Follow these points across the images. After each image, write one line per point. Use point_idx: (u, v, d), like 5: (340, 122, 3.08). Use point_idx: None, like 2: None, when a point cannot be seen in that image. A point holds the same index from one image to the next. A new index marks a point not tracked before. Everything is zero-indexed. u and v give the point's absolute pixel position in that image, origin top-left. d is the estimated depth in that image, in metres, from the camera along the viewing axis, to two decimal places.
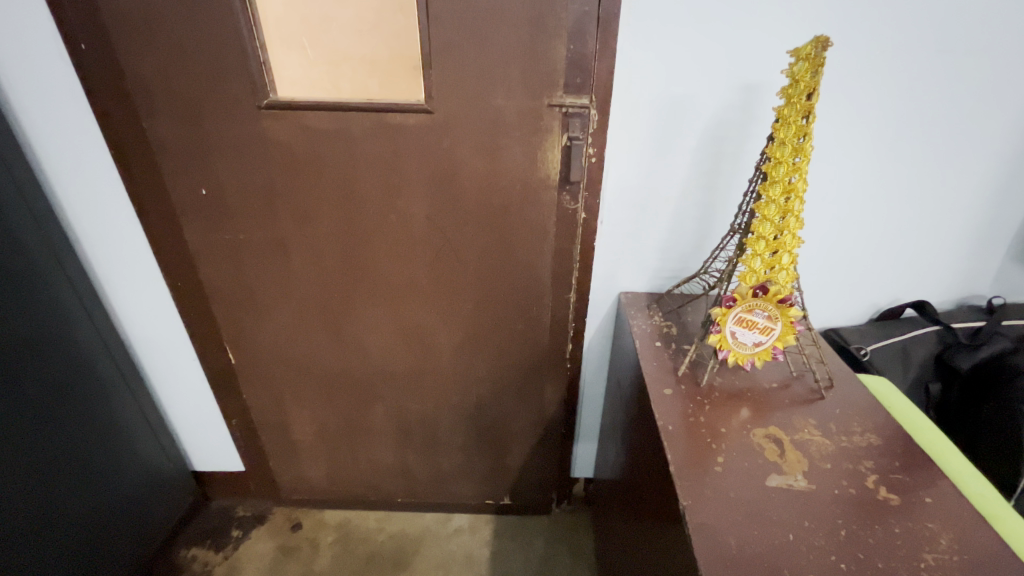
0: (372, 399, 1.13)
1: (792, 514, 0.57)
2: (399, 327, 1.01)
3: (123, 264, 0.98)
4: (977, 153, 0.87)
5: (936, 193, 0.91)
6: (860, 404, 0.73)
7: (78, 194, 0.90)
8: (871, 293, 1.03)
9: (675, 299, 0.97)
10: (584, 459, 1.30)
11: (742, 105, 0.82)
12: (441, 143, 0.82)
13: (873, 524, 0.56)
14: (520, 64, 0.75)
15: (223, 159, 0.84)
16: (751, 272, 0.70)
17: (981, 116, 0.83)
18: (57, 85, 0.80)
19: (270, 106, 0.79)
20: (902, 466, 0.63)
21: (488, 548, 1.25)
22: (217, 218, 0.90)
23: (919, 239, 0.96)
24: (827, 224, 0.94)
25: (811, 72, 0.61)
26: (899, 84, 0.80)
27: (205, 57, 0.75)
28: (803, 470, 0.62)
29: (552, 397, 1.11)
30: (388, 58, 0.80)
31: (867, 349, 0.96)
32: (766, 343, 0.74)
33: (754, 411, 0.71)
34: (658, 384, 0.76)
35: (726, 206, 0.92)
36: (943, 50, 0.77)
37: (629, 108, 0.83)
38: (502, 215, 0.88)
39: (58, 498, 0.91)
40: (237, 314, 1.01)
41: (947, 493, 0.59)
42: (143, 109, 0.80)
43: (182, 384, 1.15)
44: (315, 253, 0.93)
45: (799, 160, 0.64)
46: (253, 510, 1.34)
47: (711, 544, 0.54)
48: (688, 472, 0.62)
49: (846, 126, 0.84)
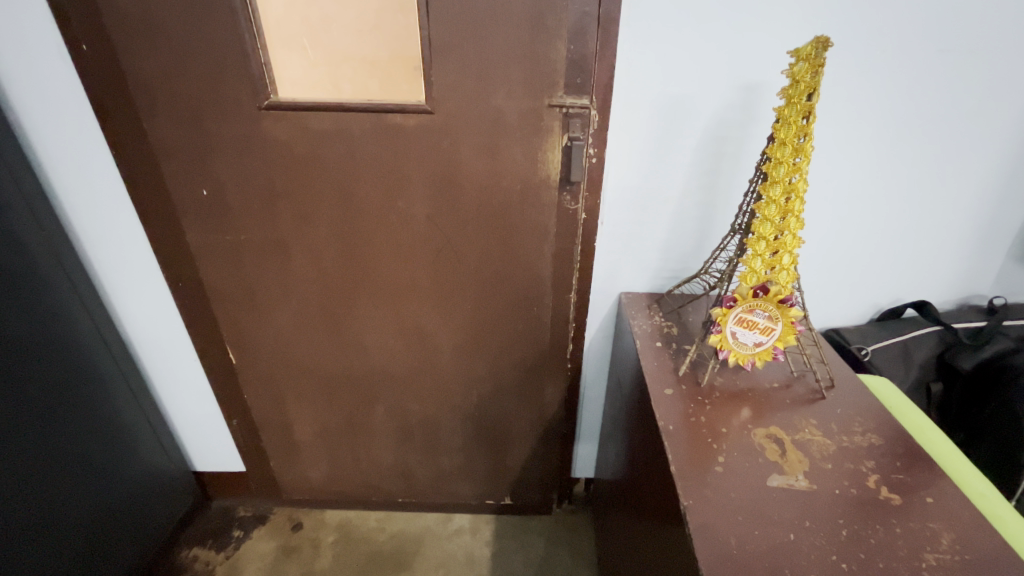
0: (373, 399, 1.13)
1: (793, 514, 0.57)
2: (399, 327, 1.02)
3: (124, 264, 0.98)
4: (977, 153, 0.87)
5: (936, 193, 0.91)
6: (861, 404, 0.73)
7: (79, 194, 0.90)
8: (872, 293, 1.02)
9: (676, 299, 0.97)
10: (584, 459, 1.30)
11: (742, 105, 0.82)
12: (441, 143, 0.82)
13: (874, 524, 0.56)
14: (520, 64, 0.75)
15: (223, 159, 0.84)
16: (751, 272, 0.70)
17: (981, 116, 0.83)
18: (58, 85, 0.80)
19: (271, 107, 0.79)
20: (903, 466, 0.63)
21: (489, 548, 1.25)
22: (218, 219, 0.90)
23: (919, 239, 0.96)
24: (828, 224, 0.94)
25: (811, 73, 0.61)
26: (899, 84, 0.80)
27: (206, 57, 0.75)
28: (804, 470, 0.62)
29: (553, 397, 1.11)
30: (389, 58, 0.81)
31: (868, 349, 0.96)
32: (767, 343, 0.74)
33: (755, 412, 0.71)
34: (658, 385, 0.76)
35: (726, 206, 0.92)
36: (944, 50, 0.77)
37: (629, 109, 0.83)
38: (502, 215, 0.88)
39: (59, 498, 0.91)
40: (238, 314, 1.01)
41: (949, 493, 0.59)
42: (144, 109, 0.80)
43: (183, 384, 1.15)
44: (315, 253, 0.93)
45: (799, 160, 0.64)
46: (253, 510, 1.34)
47: (712, 544, 0.54)
48: (688, 472, 0.62)
49: (846, 126, 0.84)
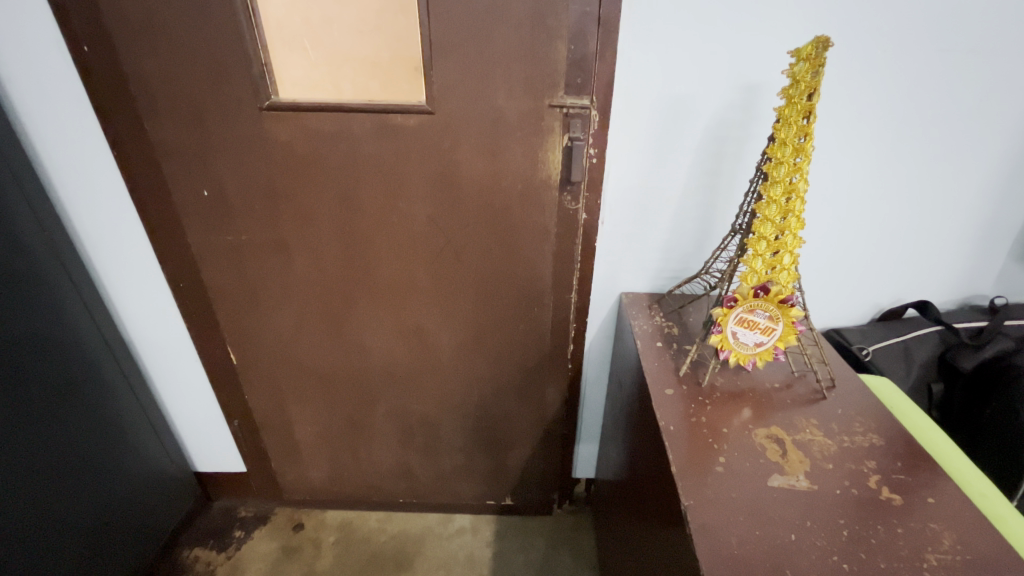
0: (374, 399, 1.13)
1: (794, 514, 0.57)
2: (400, 327, 1.02)
3: (125, 265, 0.98)
4: (978, 153, 0.87)
5: (937, 193, 0.91)
6: (863, 404, 0.73)
7: (80, 195, 0.90)
8: (872, 293, 1.02)
9: (676, 299, 0.97)
10: (585, 459, 1.30)
11: (742, 105, 0.82)
12: (441, 143, 0.82)
13: (875, 525, 0.55)
14: (520, 64, 0.75)
15: (224, 160, 0.84)
16: (751, 272, 0.70)
17: (981, 116, 0.83)
18: (58, 85, 0.80)
19: (272, 107, 0.79)
20: (904, 467, 0.63)
21: (490, 548, 1.25)
22: (219, 219, 0.90)
23: (920, 238, 0.96)
24: (828, 224, 0.94)
25: (811, 73, 0.61)
26: (900, 84, 0.80)
27: (206, 58, 0.76)
28: (805, 470, 0.62)
29: (553, 397, 1.11)
30: (389, 58, 0.81)
31: (869, 349, 0.96)
32: (767, 343, 0.74)
33: (756, 412, 0.71)
34: (659, 385, 0.76)
35: (727, 206, 0.91)
36: (944, 49, 0.77)
37: (629, 109, 0.83)
38: (502, 215, 0.88)
39: (59, 498, 0.91)
40: (239, 314, 1.01)
41: (950, 494, 0.59)
42: (144, 110, 0.80)
43: (184, 384, 1.15)
44: (316, 253, 0.93)
45: (800, 160, 0.63)
46: (255, 510, 1.34)
47: (713, 545, 0.54)
48: (689, 472, 0.62)
49: (846, 126, 0.84)
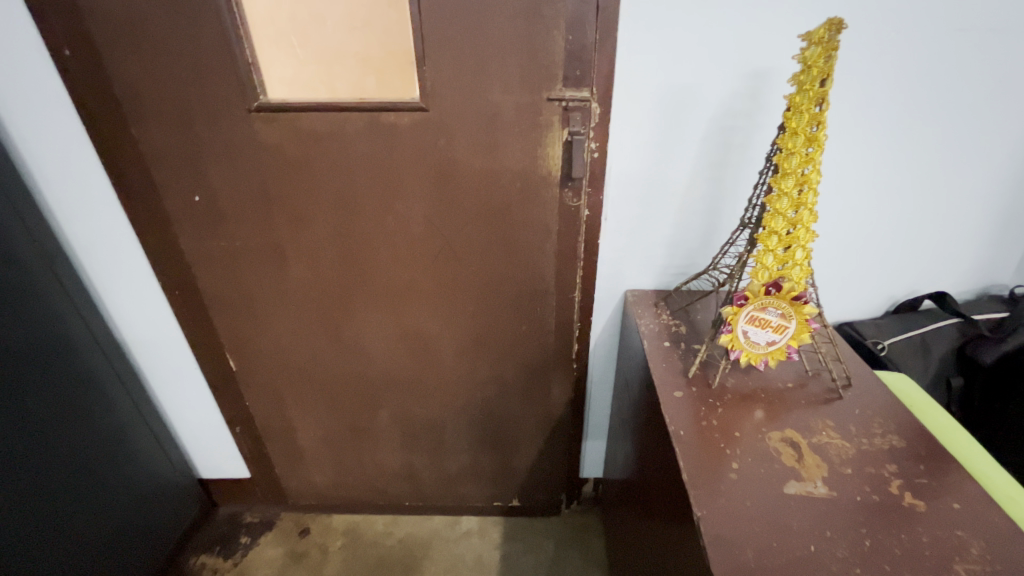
0: (376, 402, 1.11)
1: (813, 523, 0.54)
2: (401, 329, 0.99)
3: (119, 273, 0.96)
4: (994, 140, 0.83)
5: (953, 182, 0.87)
6: (881, 404, 0.70)
7: (70, 203, 0.88)
8: (889, 284, 0.99)
9: (684, 296, 0.95)
10: (593, 458, 1.28)
11: (749, 93, 0.79)
12: (437, 141, 0.79)
13: (898, 532, 0.53)
14: (517, 56, 0.72)
15: (215, 164, 0.81)
16: (762, 268, 0.67)
17: (998, 98, 0.79)
18: (42, 92, 0.78)
19: (261, 108, 0.76)
20: (927, 470, 0.60)
21: (499, 550, 1.24)
22: (212, 227, 0.88)
23: (936, 227, 0.92)
24: (840, 215, 0.90)
25: (825, 57, 0.57)
26: (915, 67, 0.76)
27: (191, 59, 0.73)
28: (822, 476, 0.59)
29: (558, 396, 1.09)
30: (382, 54, 0.77)
31: (884, 343, 0.93)
32: (780, 342, 0.72)
33: (768, 413, 0.69)
34: (668, 386, 0.73)
35: (734, 198, 0.88)
36: (962, 30, 0.73)
37: (629, 100, 0.80)
38: (502, 213, 0.85)
39: (61, 510, 0.90)
40: (237, 321, 0.99)
41: (976, 498, 0.56)
42: (132, 116, 0.78)
43: (183, 392, 1.13)
44: (312, 256, 0.91)
45: (812, 150, 0.60)
46: (261, 516, 1.34)
47: (726, 556, 0.52)
48: (701, 479, 0.59)
49: (860, 112, 0.80)
